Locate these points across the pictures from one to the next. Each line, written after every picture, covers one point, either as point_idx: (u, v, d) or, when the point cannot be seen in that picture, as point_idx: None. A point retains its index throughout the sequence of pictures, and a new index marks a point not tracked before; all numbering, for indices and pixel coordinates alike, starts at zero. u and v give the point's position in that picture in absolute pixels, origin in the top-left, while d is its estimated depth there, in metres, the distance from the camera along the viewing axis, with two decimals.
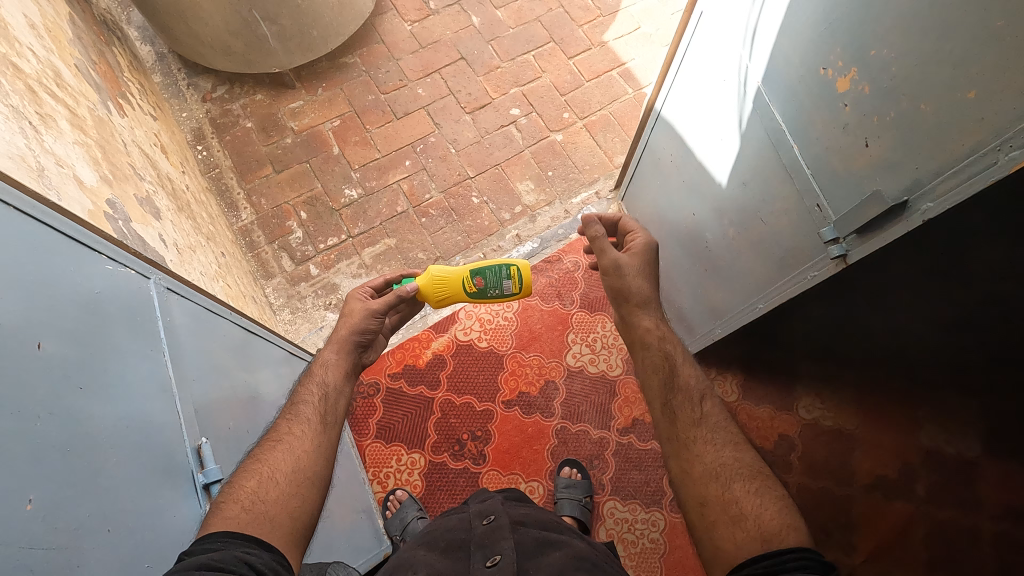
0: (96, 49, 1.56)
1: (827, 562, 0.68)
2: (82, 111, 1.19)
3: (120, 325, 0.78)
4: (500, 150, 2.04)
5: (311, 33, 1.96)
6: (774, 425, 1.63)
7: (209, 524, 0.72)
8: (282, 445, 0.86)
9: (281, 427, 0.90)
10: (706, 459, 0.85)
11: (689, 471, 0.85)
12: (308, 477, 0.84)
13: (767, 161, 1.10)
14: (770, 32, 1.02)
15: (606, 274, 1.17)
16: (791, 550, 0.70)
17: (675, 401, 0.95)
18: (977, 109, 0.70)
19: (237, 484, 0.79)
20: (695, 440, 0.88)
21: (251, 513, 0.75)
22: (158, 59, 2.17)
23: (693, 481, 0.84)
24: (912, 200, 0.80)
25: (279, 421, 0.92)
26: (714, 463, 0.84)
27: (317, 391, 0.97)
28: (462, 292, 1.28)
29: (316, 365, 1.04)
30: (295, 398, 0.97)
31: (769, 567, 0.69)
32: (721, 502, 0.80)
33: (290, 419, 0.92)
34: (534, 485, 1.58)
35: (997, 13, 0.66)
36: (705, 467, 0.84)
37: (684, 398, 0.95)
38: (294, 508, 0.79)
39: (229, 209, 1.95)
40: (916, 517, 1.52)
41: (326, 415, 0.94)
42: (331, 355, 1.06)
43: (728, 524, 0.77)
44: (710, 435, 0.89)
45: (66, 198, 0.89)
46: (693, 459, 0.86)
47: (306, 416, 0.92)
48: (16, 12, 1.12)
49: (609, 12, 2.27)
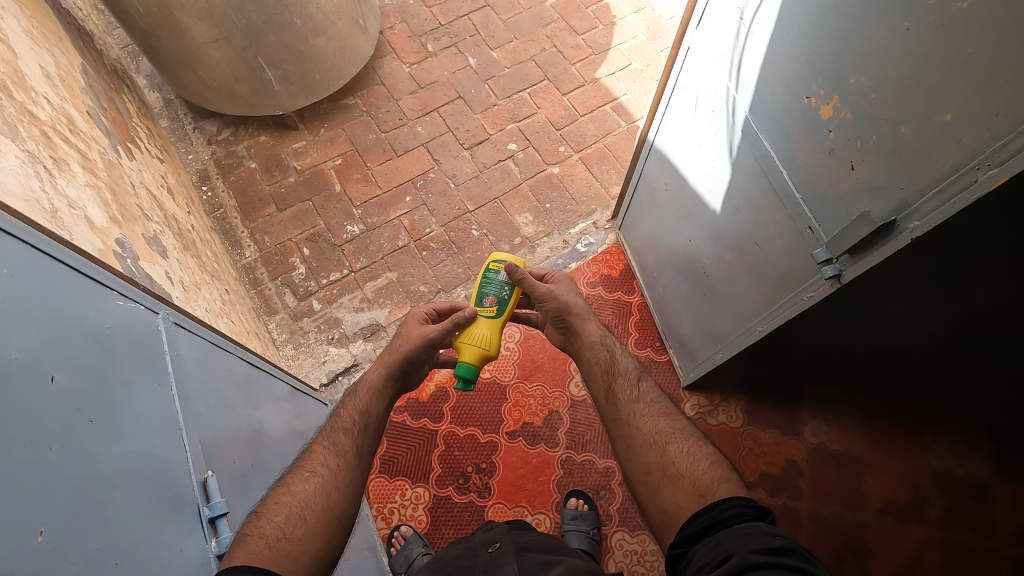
0: (106, 96, 1.62)
1: (759, 507, 0.76)
2: (92, 155, 1.23)
3: (130, 360, 0.79)
4: (498, 183, 2.08)
5: (314, 76, 2.03)
6: (781, 451, 1.61)
7: (234, 558, 0.75)
8: (315, 477, 0.89)
9: (318, 456, 0.93)
10: (643, 429, 0.93)
11: (628, 441, 0.93)
12: (336, 514, 0.86)
13: (758, 187, 1.13)
14: (755, 64, 1.06)
15: (548, 300, 1.18)
16: (727, 501, 0.77)
17: (609, 375, 1.04)
18: (954, 130, 0.73)
19: (265, 518, 0.82)
20: (633, 412, 0.96)
21: (276, 549, 0.77)
22: (165, 105, 2.24)
23: (634, 452, 0.91)
24: (900, 220, 0.82)
25: (315, 446, 0.95)
26: (651, 432, 0.92)
27: (356, 421, 1.00)
28: (494, 321, 1.22)
29: (361, 387, 1.06)
30: (334, 423, 0.99)
31: (709, 520, 0.76)
32: (660, 468, 0.87)
33: (328, 449, 0.94)
34: (540, 517, 1.56)
35: (965, 41, 0.70)
36: (642, 437, 0.92)
37: (619, 375, 1.04)
38: (319, 549, 0.81)
39: (233, 247, 1.98)
40: (930, 542, 1.50)
41: (363, 448, 0.96)
42: (376, 377, 1.08)
43: (669, 488, 0.84)
44: (646, 409, 0.96)
45: (78, 238, 0.91)
46: (630, 430, 0.94)
47: (343, 448, 0.94)
48: (32, 63, 1.17)
49: (601, 50, 2.35)
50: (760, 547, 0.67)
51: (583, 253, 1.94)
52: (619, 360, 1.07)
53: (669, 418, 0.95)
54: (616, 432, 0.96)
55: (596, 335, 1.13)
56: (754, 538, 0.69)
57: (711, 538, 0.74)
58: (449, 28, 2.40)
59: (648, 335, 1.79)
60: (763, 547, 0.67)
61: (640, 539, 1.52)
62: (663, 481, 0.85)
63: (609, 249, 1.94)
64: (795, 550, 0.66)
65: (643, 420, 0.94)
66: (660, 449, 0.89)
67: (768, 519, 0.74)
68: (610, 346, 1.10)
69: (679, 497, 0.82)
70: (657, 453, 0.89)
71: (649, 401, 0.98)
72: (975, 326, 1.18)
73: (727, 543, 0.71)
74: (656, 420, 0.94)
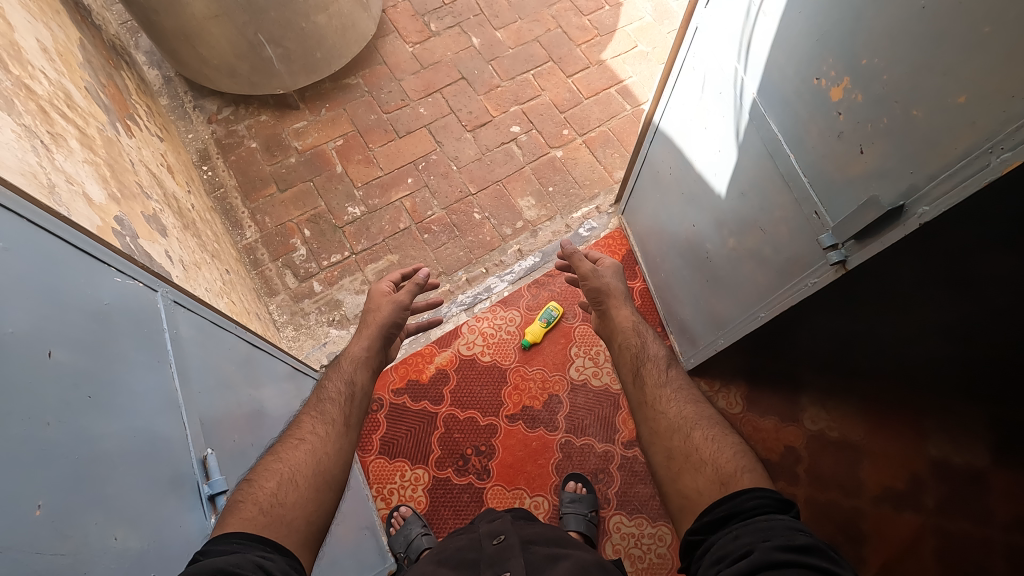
0: (105, 71, 1.60)
1: (782, 499, 0.76)
2: (91, 131, 1.22)
3: (128, 336, 0.79)
4: (501, 166, 2.06)
5: (315, 54, 2.01)
6: (780, 437, 1.65)
7: (226, 524, 0.75)
8: (305, 445, 0.89)
9: (306, 425, 0.93)
10: (668, 413, 0.96)
11: (652, 424, 0.96)
12: (327, 480, 0.86)
13: (765, 171, 1.12)
14: (765, 45, 1.04)
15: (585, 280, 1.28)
16: (749, 491, 0.78)
17: (638, 360, 1.09)
18: (967, 114, 0.72)
19: (257, 484, 0.81)
20: (659, 397, 0.99)
21: (269, 515, 0.77)
22: (165, 83, 2.22)
23: (658, 435, 0.93)
24: (908, 205, 0.81)
25: (303, 416, 0.96)
26: (676, 417, 0.95)
27: (343, 391, 1.02)
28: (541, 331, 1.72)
29: (346, 359, 1.11)
30: (321, 395, 1.01)
31: (730, 510, 0.77)
32: (683, 453, 0.88)
33: (316, 417, 0.95)
34: (539, 500, 1.57)
35: (984, 20, 0.68)
36: (667, 422, 0.94)
37: (648, 360, 1.08)
38: (311, 513, 0.81)
39: (233, 227, 1.97)
40: (926, 529, 1.50)
41: (350, 417, 0.98)
42: (360, 350, 1.12)
43: (691, 474, 0.85)
44: (673, 394, 1.00)
45: (76, 213, 0.90)
46: (656, 414, 0.96)
47: (331, 417, 0.96)
48: (29, 36, 1.15)
49: (607, 32, 2.32)
50: (783, 542, 0.67)
51: (585, 238, 1.92)
52: (649, 346, 1.12)
53: (695, 405, 0.97)
54: (642, 416, 0.99)
55: (627, 321, 1.19)
56: (777, 533, 0.69)
57: (732, 529, 0.74)
58: (453, 7, 2.37)
59: (651, 320, 1.78)
60: (787, 543, 0.67)
61: (638, 522, 1.53)
62: (685, 466, 0.87)
63: (611, 234, 1.92)
64: (819, 548, 0.66)
65: (669, 404, 0.97)
66: (685, 434, 0.91)
67: (791, 512, 0.74)
68: (642, 333, 1.16)
69: (700, 483, 0.84)
70: (681, 438, 0.91)
71: (676, 386, 1.02)
72: (977, 315, 1.18)
73: (749, 536, 0.70)
74: (681, 405, 0.97)
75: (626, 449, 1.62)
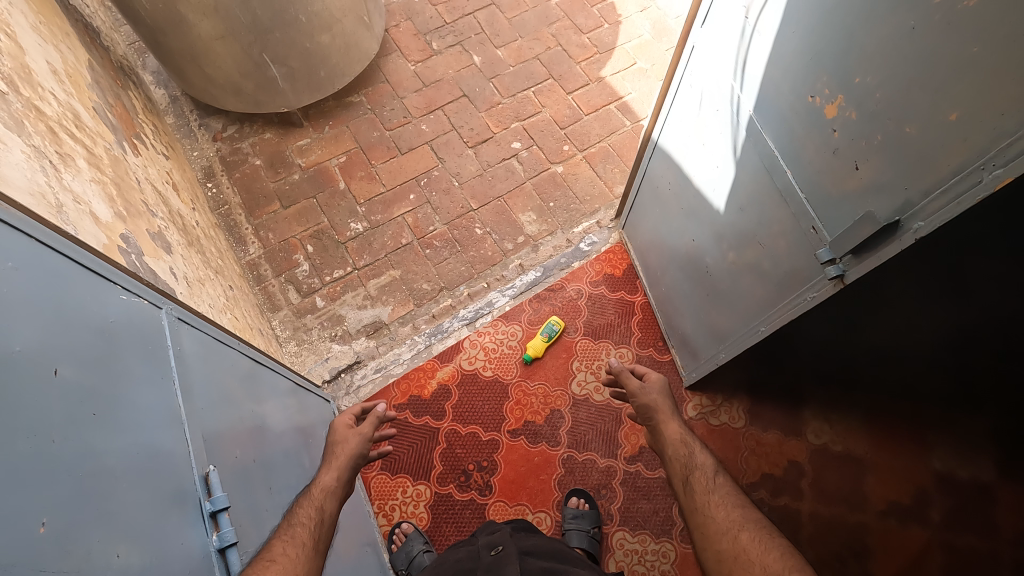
0: (112, 92, 1.63)
1: None
2: (98, 150, 1.24)
3: (132, 353, 0.80)
4: (502, 182, 2.08)
5: (319, 73, 2.04)
6: (783, 452, 1.61)
7: None
8: (275, 564, 0.85)
9: (276, 548, 0.89)
10: (717, 517, 0.96)
11: (702, 530, 0.96)
12: None
13: (762, 186, 1.13)
14: (761, 63, 1.06)
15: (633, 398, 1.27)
16: None
17: (687, 469, 1.08)
18: (959, 130, 0.73)
19: None
20: (707, 503, 1.00)
21: None
22: (171, 102, 2.25)
23: (709, 541, 0.94)
24: (903, 220, 0.82)
25: (273, 540, 0.91)
26: (725, 520, 0.95)
27: (313, 517, 1.00)
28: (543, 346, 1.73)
29: (316, 488, 1.08)
30: (290, 520, 0.98)
31: None
32: (732, 553, 0.89)
33: (285, 541, 0.91)
34: (541, 516, 1.56)
35: (972, 39, 0.69)
36: (716, 526, 0.95)
37: (696, 469, 1.07)
38: None
39: (237, 243, 1.99)
40: (932, 544, 1.49)
41: (318, 541, 0.95)
42: (330, 480, 1.11)
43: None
44: (720, 499, 0.99)
45: (83, 232, 0.92)
46: (706, 520, 0.97)
47: (300, 540, 0.92)
48: (39, 59, 1.18)
49: (606, 49, 2.35)
50: None
51: (586, 252, 1.93)
52: (698, 456, 1.10)
53: (742, 508, 0.97)
54: (693, 524, 0.99)
55: (678, 434, 1.16)
56: None
57: None
58: (454, 26, 2.41)
59: (651, 335, 1.78)
60: None
61: (641, 538, 1.52)
62: (736, 568, 0.87)
63: (611, 248, 1.93)
64: None
65: (717, 510, 0.97)
66: (732, 535, 0.91)
67: None
68: (691, 445, 1.13)
69: None
70: (729, 540, 0.91)
71: (724, 492, 1.01)
72: (978, 326, 1.17)
73: None
74: (730, 508, 0.97)
75: (629, 465, 1.61)
